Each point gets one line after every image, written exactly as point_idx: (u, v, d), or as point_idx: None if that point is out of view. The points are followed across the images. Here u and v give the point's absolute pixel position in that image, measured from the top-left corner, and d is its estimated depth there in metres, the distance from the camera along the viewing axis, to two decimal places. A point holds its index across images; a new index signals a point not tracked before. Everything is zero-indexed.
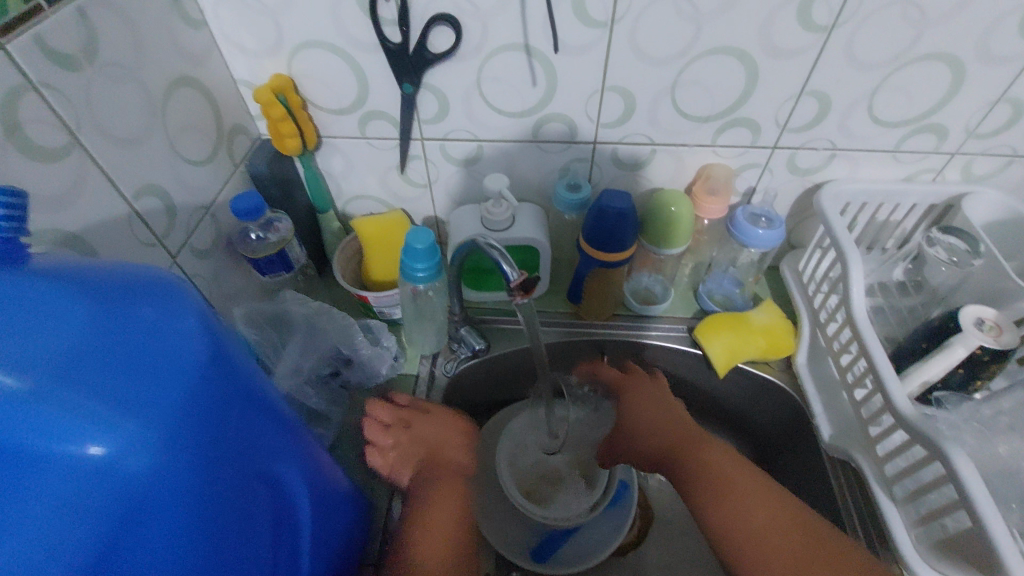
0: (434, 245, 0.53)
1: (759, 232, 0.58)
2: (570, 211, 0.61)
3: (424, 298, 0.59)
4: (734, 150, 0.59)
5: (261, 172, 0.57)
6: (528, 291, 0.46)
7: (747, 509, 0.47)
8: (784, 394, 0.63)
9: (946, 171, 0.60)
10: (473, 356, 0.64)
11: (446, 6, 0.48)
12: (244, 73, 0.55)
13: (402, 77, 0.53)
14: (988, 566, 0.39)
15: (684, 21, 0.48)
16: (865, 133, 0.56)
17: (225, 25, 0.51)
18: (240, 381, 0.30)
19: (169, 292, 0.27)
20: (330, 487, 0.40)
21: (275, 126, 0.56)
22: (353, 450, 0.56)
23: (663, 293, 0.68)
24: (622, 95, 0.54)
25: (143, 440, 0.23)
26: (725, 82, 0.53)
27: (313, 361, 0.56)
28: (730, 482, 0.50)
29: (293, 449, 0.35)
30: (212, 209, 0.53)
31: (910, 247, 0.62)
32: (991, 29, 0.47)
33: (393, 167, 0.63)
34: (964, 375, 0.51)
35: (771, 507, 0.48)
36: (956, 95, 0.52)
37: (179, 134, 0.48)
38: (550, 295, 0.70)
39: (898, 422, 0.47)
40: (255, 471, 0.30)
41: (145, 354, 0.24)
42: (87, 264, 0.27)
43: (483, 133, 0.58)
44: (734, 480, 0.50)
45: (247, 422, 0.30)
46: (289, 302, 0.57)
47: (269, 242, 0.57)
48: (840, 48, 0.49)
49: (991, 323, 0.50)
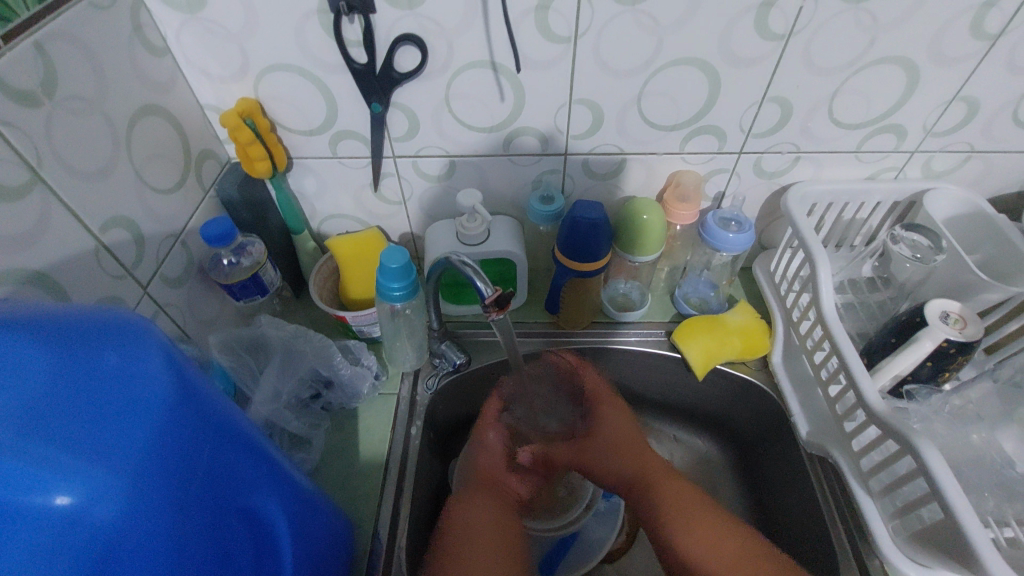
0: (409, 264, 0.53)
1: (730, 236, 0.59)
2: (544, 222, 0.61)
3: (403, 316, 0.59)
4: (702, 157, 0.60)
5: (232, 196, 0.56)
6: (503, 306, 0.47)
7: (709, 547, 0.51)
8: (763, 394, 0.64)
9: (907, 168, 0.62)
10: (453, 371, 0.64)
11: (411, 26, 0.48)
12: (211, 98, 0.54)
13: (370, 97, 0.53)
14: (962, 556, 0.40)
15: (646, 34, 0.49)
16: (827, 135, 0.58)
17: (189, 51, 0.50)
18: (211, 416, 0.29)
19: (132, 331, 0.27)
20: (311, 513, 0.40)
21: (244, 151, 0.55)
22: (336, 472, 0.56)
23: (640, 298, 0.69)
24: (590, 107, 0.55)
25: (115, 484, 0.23)
26: (689, 92, 0.54)
27: (297, 386, 0.56)
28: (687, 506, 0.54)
29: (271, 479, 0.34)
30: (183, 236, 0.52)
31: (877, 244, 0.64)
32: (940, 32, 0.49)
33: (366, 185, 0.63)
34: (932, 367, 0.52)
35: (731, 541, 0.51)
36: (912, 97, 0.54)
37: (145, 164, 0.48)
38: (529, 306, 0.71)
39: (871, 417, 0.48)
40: (230, 506, 0.30)
41: (112, 397, 0.24)
42: (41, 308, 0.26)
43: (455, 149, 0.59)
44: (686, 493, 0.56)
45: (220, 458, 0.29)
46: (265, 326, 0.56)
47: (242, 266, 0.56)
48: (798, 54, 0.51)
49: (955, 316, 0.51)
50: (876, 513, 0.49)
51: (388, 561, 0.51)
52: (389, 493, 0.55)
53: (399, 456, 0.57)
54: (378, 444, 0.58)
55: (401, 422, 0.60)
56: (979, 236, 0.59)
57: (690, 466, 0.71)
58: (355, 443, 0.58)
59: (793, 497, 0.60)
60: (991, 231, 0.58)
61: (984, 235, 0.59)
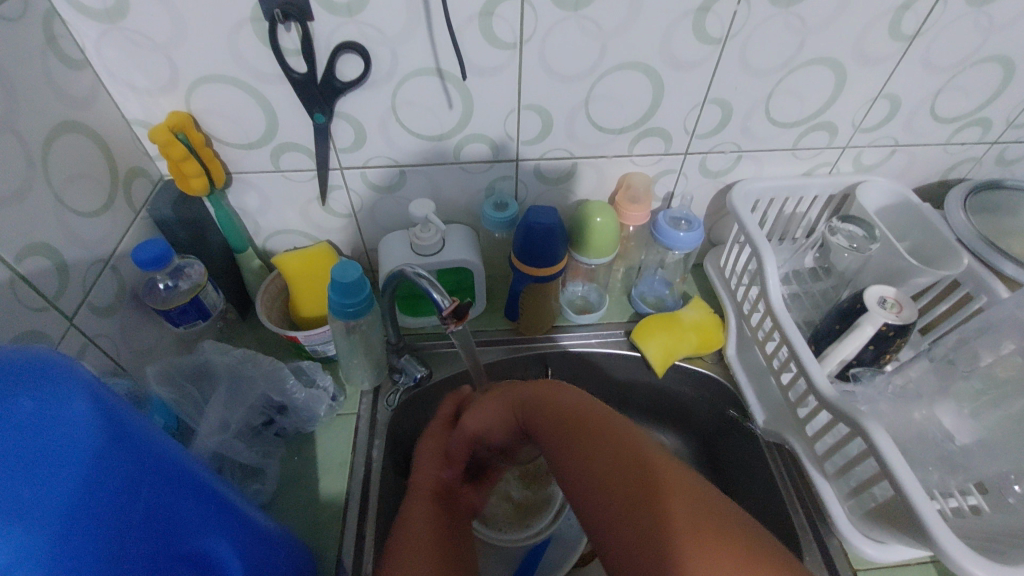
0: (362, 278, 0.51)
1: (681, 235, 0.61)
2: (499, 229, 0.61)
3: (359, 332, 0.57)
4: (650, 158, 0.61)
5: (166, 216, 0.53)
6: (462, 317, 0.46)
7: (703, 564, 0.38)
8: (721, 387, 0.65)
9: (840, 163, 0.65)
10: (415, 385, 0.63)
11: (352, 34, 0.47)
12: (138, 113, 0.51)
13: (313, 107, 0.51)
14: (912, 528, 0.43)
15: (590, 39, 0.50)
16: (766, 134, 0.60)
17: (111, 64, 0.47)
18: (150, 456, 0.27)
19: (51, 370, 0.24)
20: (267, 550, 0.37)
21: (178, 167, 0.52)
22: (295, 499, 0.53)
23: (598, 300, 0.70)
24: (539, 113, 0.55)
25: (34, 547, 0.21)
26: (634, 95, 0.55)
27: (247, 412, 0.52)
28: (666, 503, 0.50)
29: (222, 519, 0.32)
30: (113, 261, 0.49)
31: (817, 236, 0.67)
32: (863, 34, 0.52)
33: (314, 199, 0.60)
34: (874, 350, 0.55)
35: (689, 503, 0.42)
36: (841, 95, 0.57)
37: (66, 186, 0.44)
38: (489, 313, 0.70)
39: (822, 403, 0.50)
40: (176, 553, 0.28)
41: (27, 450, 0.22)
42: None
43: (404, 158, 0.58)
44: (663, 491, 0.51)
45: (161, 502, 0.27)
46: (209, 352, 0.53)
47: (181, 290, 0.53)
48: (735, 57, 0.52)
49: (892, 300, 0.54)
50: (832, 494, 0.51)
51: None
52: (352, 516, 0.53)
53: (362, 479, 0.55)
54: (338, 468, 0.56)
55: (361, 441, 0.58)
56: (907, 224, 0.63)
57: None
58: (313, 467, 0.55)
59: (754, 484, 0.61)
60: (918, 219, 0.62)
61: (911, 223, 0.62)
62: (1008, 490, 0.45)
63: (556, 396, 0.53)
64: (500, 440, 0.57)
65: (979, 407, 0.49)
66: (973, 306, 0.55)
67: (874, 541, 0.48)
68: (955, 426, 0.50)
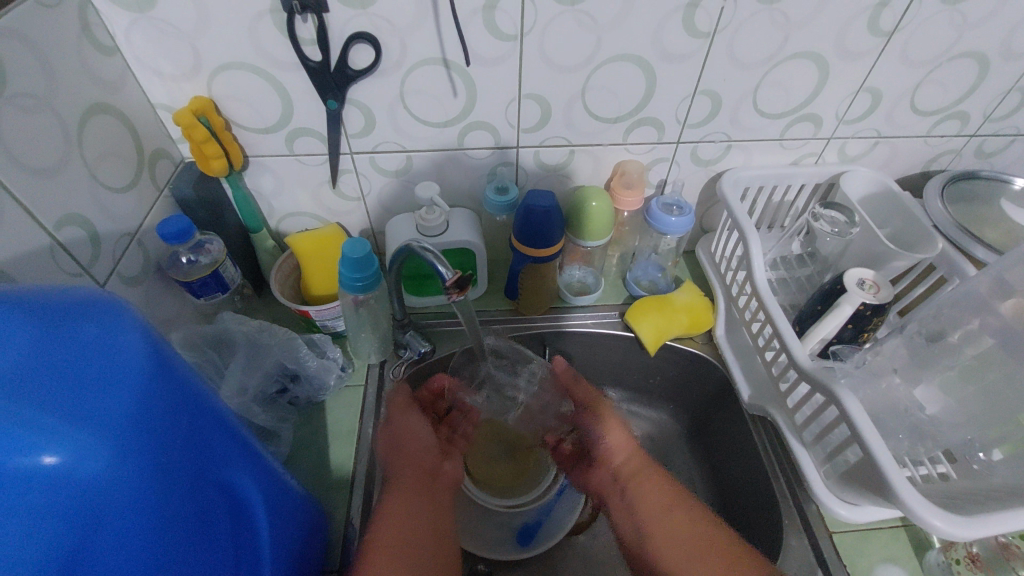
0: (369, 254, 0.55)
1: (673, 220, 0.64)
2: (501, 212, 0.64)
3: (367, 306, 0.60)
4: (644, 147, 0.65)
5: (187, 194, 0.57)
6: (464, 288, 0.49)
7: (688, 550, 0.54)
8: (709, 366, 0.69)
9: (825, 154, 0.69)
10: (418, 360, 0.66)
11: (364, 24, 0.50)
12: (163, 97, 0.54)
13: (326, 94, 0.54)
14: (878, 487, 0.46)
15: (586, 32, 0.53)
16: (754, 124, 0.64)
17: (140, 51, 0.51)
18: (189, 392, 0.30)
19: (109, 309, 0.27)
20: (284, 495, 0.41)
21: (199, 149, 0.56)
22: (307, 461, 0.57)
23: (595, 283, 0.73)
24: (538, 102, 0.58)
25: (95, 450, 0.24)
26: (628, 86, 0.58)
27: (266, 377, 0.56)
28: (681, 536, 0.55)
29: (245, 456, 0.35)
30: (139, 235, 0.53)
31: (801, 223, 0.69)
32: (843, 30, 0.55)
33: (325, 182, 0.64)
34: (853, 329, 0.58)
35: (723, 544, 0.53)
36: (824, 86, 0.60)
37: (98, 162, 0.48)
38: (489, 294, 0.74)
39: (801, 375, 0.54)
40: (208, 477, 0.31)
41: (92, 369, 0.25)
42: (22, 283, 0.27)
43: (412, 144, 0.61)
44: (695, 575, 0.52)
45: (198, 432, 0.31)
46: (228, 323, 0.57)
47: (202, 264, 0.57)
48: (723, 51, 0.56)
49: (870, 282, 0.57)
50: (810, 460, 0.54)
51: (361, 544, 0.52)
52: (360, 477, 0.56)
53: (368, 445, 0.59)
54: (345, 435, 0.59)
55: (369, 410, 0.61)
56: (887, 211, 0.66)
57: (647, 439, 0.75)
58: (323, 433, 0.59)
59: (739, 458, 0.65)
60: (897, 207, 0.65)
61: (890, 210, 0.66)
62: (974, 458, 0.49)
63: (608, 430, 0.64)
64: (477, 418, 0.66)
65: (948, 381, 0.52)
66: (945, 287, 0.58)
67: (846, 504, 0.52)
68: (924, 395, 0.54)
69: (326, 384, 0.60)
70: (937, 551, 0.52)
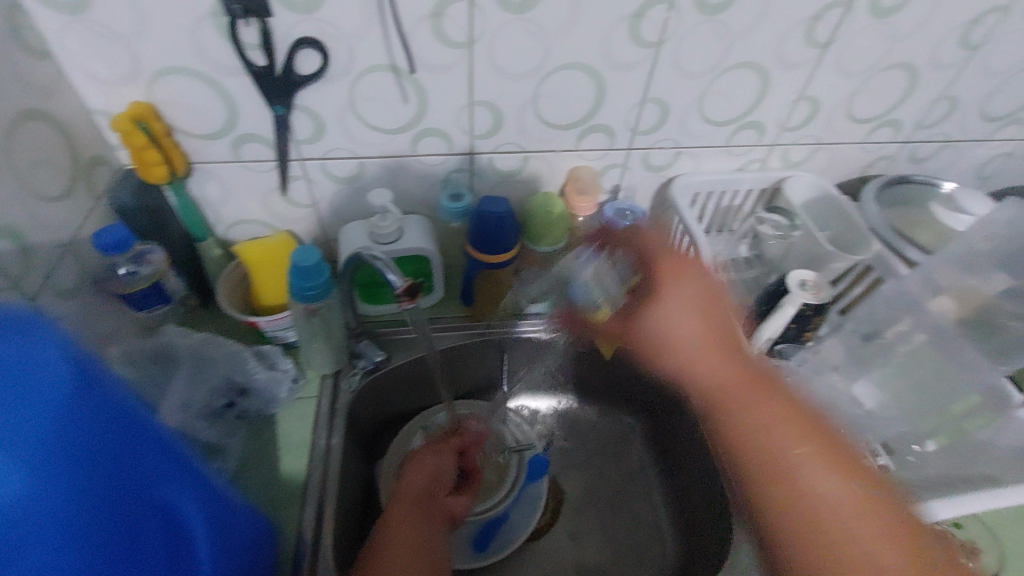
0: (321, 262, 0.54)
1: (623, 225, 0.66)
2: (456, 219, 0.64)
3: (319, 315, 0.58)
4: (596, 153, 0.66)
5: (127, 203, 0.54)
6: (415, 296, 0.49)
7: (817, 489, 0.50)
8: (661, 365, 0.72)
9: (769, 160, 0.71)
10: (374, 368, 0.66)
11: (310, 30, 0.50)
12: (100, 102, 0.52)
13: (273, 99, 0.53)
14: None
15: (535, 40, 0.53)
16: (702, 132, 0.65)
17: (73, 54, 0.48)
18: (117, 408, 0.30)
19: (34, 322, 0.26)
20: (230, 515, 0.40)
21: (139, 155, 0.54)
22: (258, 476, 0.55)
23: (551, 288, 0.75)
24: (490, 109, 0.59)
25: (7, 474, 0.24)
26: (578, 95, 0.59)
27: (211, 390, 0.55)
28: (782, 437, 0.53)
29: (185, 474, 0.34)
30: (73, 246, 0.50)
31: (747, 228, 0.74)
32: (782, 41, 0.57)
33: (274, 189, 0.62)
34: (797, 329, 0.60)
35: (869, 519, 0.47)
36: (766, 96, 0.63)
37: (29, 171, 0.45)
38: (444, 301, 0.75)
39: (748, 375, 0.55)
40: (139, 496, 0.30)
41: (9, 389, 0.25)
42: None
43: (363, 150, 0.60)
44: (793, 470, 0.51)
45: (126, 450, 0.30)
46: (171, 336, 0.57)
47: (143, 275, 0.55)
48: (669, 62, 0.57)
49: (811, 283, 0.59)
50: None
51: (314, 559, 0.51)
52: (314, 490, 0.55)
53: (322, 457, 0.57)
54: (299, 448, 0.58)
55: (322, 422, 0.60)
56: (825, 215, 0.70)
57: (606, 438, 0.79)
58: (275, 447, 0.57)
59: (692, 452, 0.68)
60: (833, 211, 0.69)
61: (831, 214, 0.69)
62: None
63: (670, 319, 0.62)
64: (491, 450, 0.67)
65: (885, 377, 0.56)
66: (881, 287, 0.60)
67: None
68: (862, 392, 0.57)
69: (275, 398, 0.59)
70: None
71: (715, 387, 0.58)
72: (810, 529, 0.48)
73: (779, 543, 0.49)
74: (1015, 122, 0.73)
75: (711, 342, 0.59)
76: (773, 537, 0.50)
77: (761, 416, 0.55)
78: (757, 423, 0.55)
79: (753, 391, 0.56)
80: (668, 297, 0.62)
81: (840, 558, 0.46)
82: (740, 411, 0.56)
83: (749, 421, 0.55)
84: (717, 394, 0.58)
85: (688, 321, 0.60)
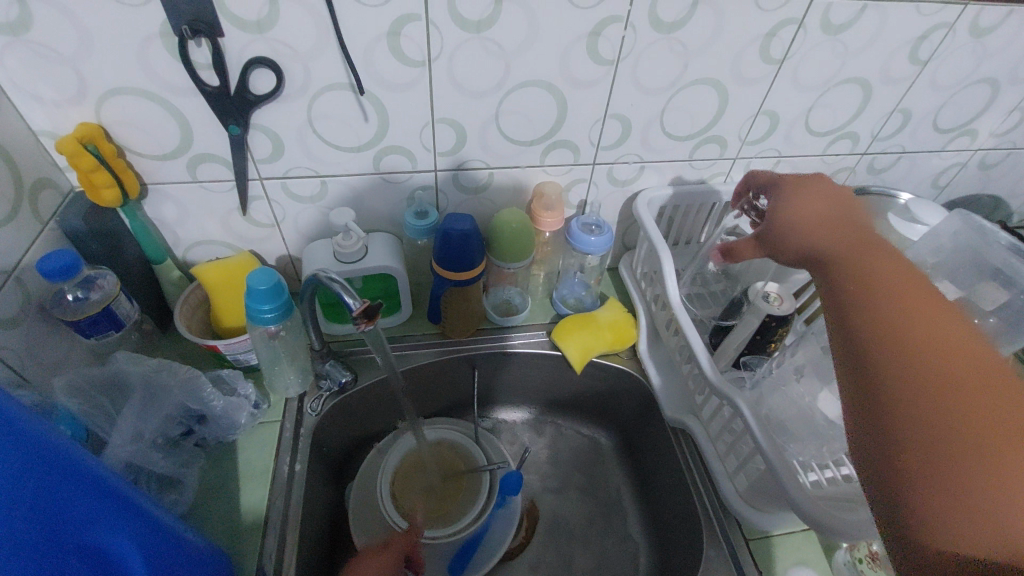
0: (276, 286, 0.55)
1: (592, 240, 0.66)
2: (421, 236, 0.66)
3: (280, 339, 0.64)
4: (561, 168, 0.69)
5: (78, 228, 0.56)
6: (372, 317, 0.48)
7: (916, 324, 0.40)
8: (635, 379, 0.78)
9: (733, 173, 0.75)
10: (339, 389, 0.72)
11: (265, 50, 0.51)
12: (45, 124, 0.53)
13: (227, 119, 0.55)
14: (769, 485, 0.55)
15: (494, 58, 0.56)
16: (663, 145, 0.68)
17: (17, 75, 0.49)
18: (48, 457, 0.32)
19: None
20: (169, 546, 0.42)
21: (87, 178, 0.54)
22: (220, 502, 0.60)
23: (521, 303, 0.82)
24: (451, 125, 0.61)
25: None
26: (541, 111, 0.62)
27: (167, 418, 0.60)
28: (932, 383, 0.37)
29: (119, 513, 0.37)
30: (17, 272, 0.52)
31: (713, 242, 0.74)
32: (738, 57, 0.60)
33: (235, 209, 0.64)
34: (761, 340, 0.63)
35: (940, 364, 0.38)
36: (725, 111, 0.66)
37: None
38: (412, 320, 0.80)
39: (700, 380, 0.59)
40: (67, 539, 0.33)
41: None
42: None
43: (326, 169, 0.62)
44: (907, 337, 0.40)
45: (57, 496, 0.32)
46: (121, 364, 0.59)
47: (91, 301, 0.57)
48: (627, 78, 0.60)
49: (775, 294, 0.61)
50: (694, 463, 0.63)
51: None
52: (274, 512, 0.61)
53: (284, 481, 0.64)
54: (259, 476, 0.63)
55: (283, 453, 0.66)
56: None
57: (582, 455, 0.87)
58: (236, 476, 0.63)
59: (663, 465, 0.74)
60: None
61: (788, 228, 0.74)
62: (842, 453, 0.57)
63: (812, 228, 0.51)
64: (447, 487, 0.78)
65: None
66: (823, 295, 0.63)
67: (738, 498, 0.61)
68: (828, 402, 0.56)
69: (236, 425, 0.64)
70: (844, 550, 0.59)
71: (828, 252, 0.49)
72: (875, 328, 0.42)
73: (873, 394, 0.40)
74: (967, 134, 0.78)
75: (826, 222, 0.50)
76: (863, 372, 0.41)
77: (878, 265, 0.45)
78: (888, 291, 0.43)
79: (911, 279, 0.44)
80: (817, 209, 0.52)
81: (909, 413, 0.37)
82: (802, 231, 0.51)
83: (868, 264, 0.46)
84: (863, 272, 0.45)
85: (818, 230, 0.51)
